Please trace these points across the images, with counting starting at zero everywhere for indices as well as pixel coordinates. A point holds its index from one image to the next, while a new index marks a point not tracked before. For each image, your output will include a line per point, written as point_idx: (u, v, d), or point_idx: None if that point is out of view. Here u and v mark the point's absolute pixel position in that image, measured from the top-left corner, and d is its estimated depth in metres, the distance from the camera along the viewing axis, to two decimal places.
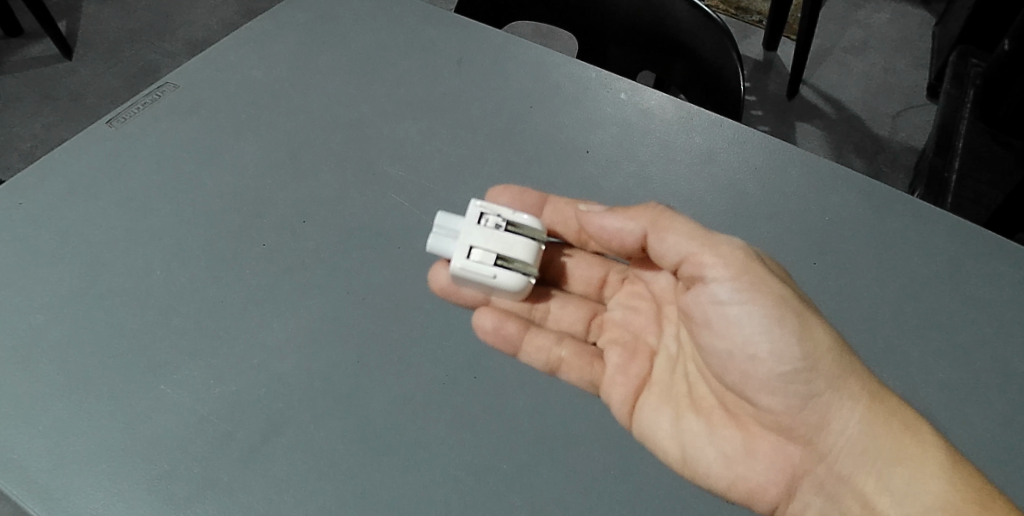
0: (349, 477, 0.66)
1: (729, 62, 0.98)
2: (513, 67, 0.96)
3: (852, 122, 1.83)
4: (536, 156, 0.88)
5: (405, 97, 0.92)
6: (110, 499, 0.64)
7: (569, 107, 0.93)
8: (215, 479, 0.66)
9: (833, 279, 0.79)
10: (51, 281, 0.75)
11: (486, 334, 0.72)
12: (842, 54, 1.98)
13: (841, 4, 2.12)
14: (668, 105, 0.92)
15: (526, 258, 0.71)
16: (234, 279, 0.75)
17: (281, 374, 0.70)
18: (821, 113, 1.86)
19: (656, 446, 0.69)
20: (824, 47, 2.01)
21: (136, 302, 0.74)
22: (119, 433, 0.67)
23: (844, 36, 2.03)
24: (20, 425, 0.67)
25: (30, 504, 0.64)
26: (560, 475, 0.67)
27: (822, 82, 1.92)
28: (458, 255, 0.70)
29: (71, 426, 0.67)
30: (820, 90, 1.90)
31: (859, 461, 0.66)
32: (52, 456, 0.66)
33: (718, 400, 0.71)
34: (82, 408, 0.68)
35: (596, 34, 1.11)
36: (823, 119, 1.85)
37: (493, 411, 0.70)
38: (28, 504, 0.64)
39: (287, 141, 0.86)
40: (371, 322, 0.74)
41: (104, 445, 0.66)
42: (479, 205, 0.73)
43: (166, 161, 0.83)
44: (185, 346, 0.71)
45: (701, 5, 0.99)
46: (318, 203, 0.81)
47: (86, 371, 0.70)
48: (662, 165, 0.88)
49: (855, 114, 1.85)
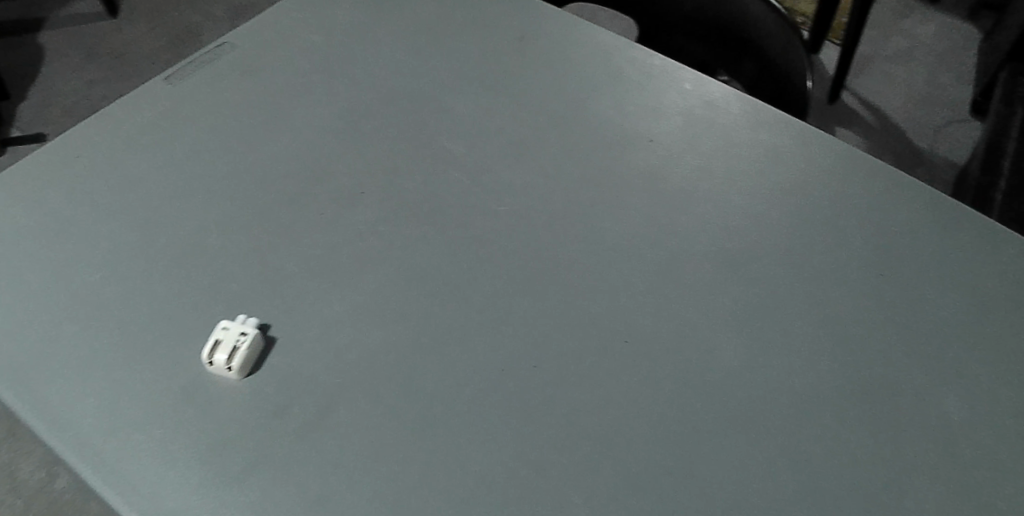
0: (411, 461, 0.60)
1: (798, 62, 0.94)
2: (576, 52, 0.93)
3: (892, 132, 1.79)
4: (598, 143, 0.85)
5: (466, 72, 0.89)
6: (157, 466, 0.57)
7: (632, 93, 0.90)
8: (268, 453, 0.58)
9: (904, 289, 0.75)
10: (98, 228, 0.71)
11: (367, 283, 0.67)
12: (883, 63, 1.95)
13: (886, 14, 2.08)
14: (734, 103, 0.90)
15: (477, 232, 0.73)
16: (285, 244, 0.71)
17: (340, 347, 0.65)
18: (861, 119, 1.82)
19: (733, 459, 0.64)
20: (866, 56, 1.97)
21: (190, 263, 0.69)
22: (159, 384, 0.61)
23: (887, 45, 2.00)
24: (56, 370, 0.62)
25: (77, 468, 0.57)
26: (634, 477, 0.62)
27: (864, 89, 1.89)
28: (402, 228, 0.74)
29: (113, 377, 0.61)
30: (860, 97, 1.87)
31: (944, 482, 0.63)
32: (88, 404, 0.60)
33: (777, 419, 0.66)
34: (123, 356, 0.63)
35: (661, 27, 1.09)
36: (862, 125, 1.81)
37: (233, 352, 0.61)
38: (76, 468, 0.57)
39: (347, 109, 0.83)
40: (433, 300, 0.69)
41: (142, 398, 0.60)
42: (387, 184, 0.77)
43: (224, 124, 0.80)
44: (239, 311, 0.66)
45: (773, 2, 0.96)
46: (375, 173, 0.78)
47: (133, 328, 0.64)
48: (727, 161, 0.85)
49: (895, 123, 1.81)
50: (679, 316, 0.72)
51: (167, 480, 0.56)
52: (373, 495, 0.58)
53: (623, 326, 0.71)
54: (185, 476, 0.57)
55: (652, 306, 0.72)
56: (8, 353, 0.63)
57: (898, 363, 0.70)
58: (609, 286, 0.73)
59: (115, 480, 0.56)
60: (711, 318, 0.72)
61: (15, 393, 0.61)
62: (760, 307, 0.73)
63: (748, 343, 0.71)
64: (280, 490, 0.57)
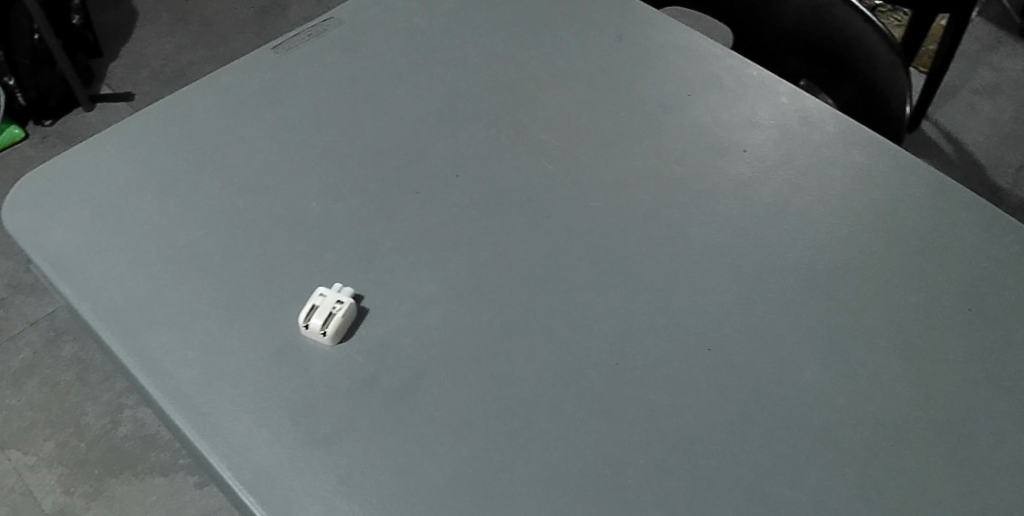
0: (493, 444, 0.60)
1: (898, 83, 0.91)
2: (673, 55, 0.92)
3: (971, 167, 1.73)
4: (692, 145, 0.84)
5: (563, 65, 0.89)
6: (250, 422, 0.58)
7: (727, 101, 0.89)
8: (355, 422, 0.59)
9: (1004, 325, 0.72)
10: (201, 184, 0.73)
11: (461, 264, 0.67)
12: (970, 94, 1.88)
13: (978, 43, 2.00)
14: (830, 121, 0.88)
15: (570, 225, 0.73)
16: (378, 216, 0.72)
17: (426, 324, 0.65)
18: (940, 150, 1.76)
19: (814, 479, 0.62)
20: (951, 86, 1.90)
21: (288, 228, 0.70)
22: (252, 341, 0.62)
23: (976, 76, 1.93)
24: (156, 317, 0.64)
25: (173, 416, 0.59)
26: (715, 486, 0.61)
27: (946, 120, 1.83)
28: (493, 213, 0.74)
29: (209, 330, 0.63)
30: (941, 127, 1.81)
31: None
32: (185, 352, 0.62)
33: (865, 444, 0.64)
34: (219, 311, 0.64)
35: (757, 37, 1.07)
36: (941, 157, 1.75)
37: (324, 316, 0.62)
38: (172, 415, 0.59)
39: (445, 91, 0.84)
40: (520, 289, 0.69)
41: (235, 353, 0.62)
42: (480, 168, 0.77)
43: (327, 96, 0.82)
44: (331, 279, 0.67)
45: (876, 21, 0.94)
46: (469, 156, 0.78)
47: (232, 286, 0.66)
48: (820, 178, 0.83)
49: (976, 158, 1.75)
50: (765, 330, 0.70)
51: (254, 435, 0.58)
52: (454, 474, 0.58)
53: (708, 334, 0.70)
54: (271, 434, 0.58)
55: (738, 316, 0.71)
56: (114, 300, 0.65)
57: (992, 401, 0.67)
58: (696, 292, 0.72)
59: (208, 430, 0.58)
60: (799, 335, 0.70)
61: (118, 339, 0.63)
62: (851, 330, 0.71)
63: (836, 364, 0.69)
64: (365, 459, 0.58)
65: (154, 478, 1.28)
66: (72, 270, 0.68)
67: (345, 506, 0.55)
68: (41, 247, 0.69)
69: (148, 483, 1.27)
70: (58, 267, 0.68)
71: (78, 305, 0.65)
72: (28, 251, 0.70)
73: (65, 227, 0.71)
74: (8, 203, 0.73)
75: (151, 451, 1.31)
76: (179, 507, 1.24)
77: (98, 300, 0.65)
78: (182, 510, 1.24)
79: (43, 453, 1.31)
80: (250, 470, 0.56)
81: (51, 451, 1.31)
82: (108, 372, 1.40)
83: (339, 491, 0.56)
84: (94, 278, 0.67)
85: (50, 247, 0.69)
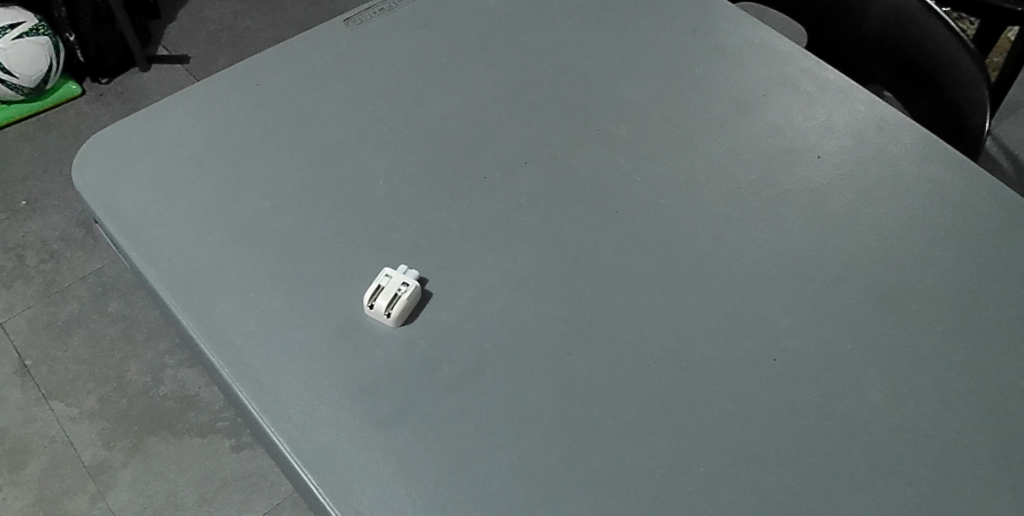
0: (553, 441, 0.59)
1: (982, 99, 0.86)
2: (749, 53, 0.89)
3: None
4: (764, 149, 0.81)
5: (636, 57, 0.87)
6: (311, 399, 0.58)
7: (803, 104, 0.85)
8: (416, 407, 0.59)
9: None
10: (270, 156, 0.73)
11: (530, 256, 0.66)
12: None
13: None
14: (903, 132, 0.83)
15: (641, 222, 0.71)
16: (445, 201, 0.71)
17: (489, 314, 0.65)
18: (1000, 167, 1.70)
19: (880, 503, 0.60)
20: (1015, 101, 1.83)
21: (356, 205, 0.69)
22: (317, 319, 0.62)
23: None
24: (221, 288, 0.64)
25: (235, 387, 0.59)
26: (777, 501, 0.59)
27: (1009, 135, 1.76)
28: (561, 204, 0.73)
29: (274, 305, 0.63)
30: (1003, 143, 1.74)
31: None
32: (249, 325, 0.62)
33: (934, 471, 0.62)
34: (285, 286, 0.64)
35: (828, 42, 1.03)
36: (1000, 174, 1.69)
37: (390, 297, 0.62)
38: (234, 388, 0.59)
39: (517, 76, 0.82)
40: (585, 283, 0.68)
41: (300, 330, 0.61)
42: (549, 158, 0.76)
43: (397, 74, 0.81)
44: (396, 261, 0.66)
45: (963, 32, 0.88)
46: (538, 144, 0.77)
47: (297, 261, 0.65)
48: (896, 191, 0.79)
49: None
50: (834, 344, 0.68)
51: (317, 415, 0.58)
52: (513, 467, 0.57)
53: (776, 344, 0.67)
54: (333, 414, 0.58)
55: (807, 328, 0.69)
56: (180, 267, 0.65)
57: None
58: (764, 299, 0.70)
59: (270, 405, 0.58)
60: (870, 352, 0.68)
61: (182, 305, 0.63)
62: (923, 350, 0.68)
63: (906, 385, 0.66)
64: (425, 446, 0.57)
65: (191, 439, 1.29)
66: (138, 232, 0.67)
67: (404, 492, 0.55)
68: (109, 208, 0.69)
69: (185, 443, 1.28)
70: (125, 228, 0.68)
71: (143, 268, 0.65)
72: (95, 209, 0.70)
73: (133, 188, 0.70)
74: (78, 161, 0.72)
75: (189, 411, 1.32)
76: (214, 470, 1.26)
77: (164, 265, 0.65)
78: (216, 473, 1.26)
79: (85, 406, 1.32)
80: (310, 447, 0.56)
81: (92, 405, 1.32)
82: (151, 330, 1.40)
83: (398, 476, 0.56)
84: (160, 242, 0.67)
85: (117, 208, 0.69)
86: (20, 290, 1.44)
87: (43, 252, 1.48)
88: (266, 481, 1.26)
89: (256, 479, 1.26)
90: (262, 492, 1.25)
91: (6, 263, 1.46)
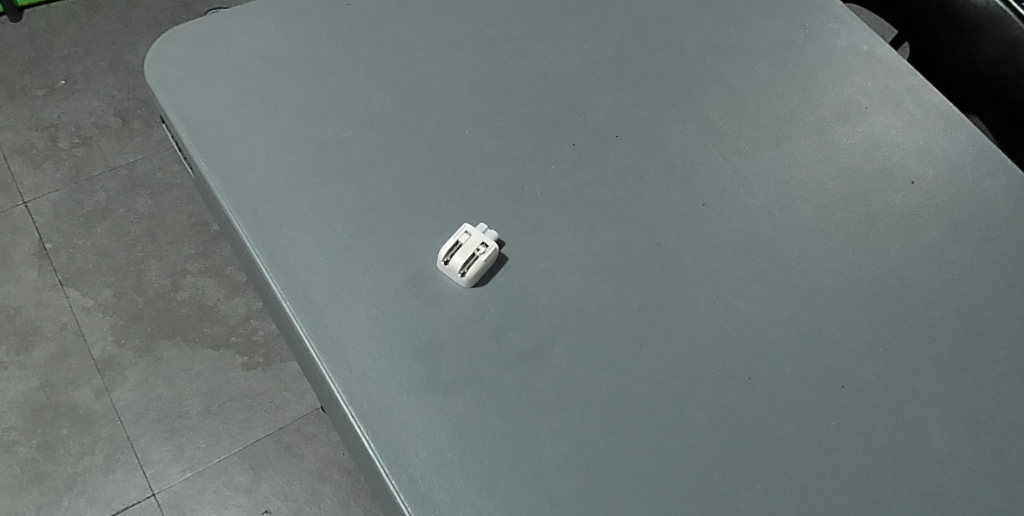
0: (611, 430, 0.58)
1: None
2: (855, 59, 0.82)
3: None
4: (859, 165, 0.76)
5: (744, 42, 0.81)
6: (374, 350, 0.58)
7: (904, 124, 0.79)
8: (480, 375, 0.58)
9: None
10: (356, 87, 0.69)
11: (610, 248, 0.66)
12: None
13: None
14: (1000, 173, 0.76)
15: (728, 224, 0.70)
16: (533, 167, 0.68)
17: (563, 294, 0.63)
18: None
19: None
20: None
21: (441, 157, 0.67)
22: (392, 270, 0.61)
23: None
24: (295, 219, 0.62)
25: (297, 324, 0.58)
26: None
27: None
28: (647, 190, 0.70)
29: (349, 248, 0.61)
30: None
31: None
32: (323, 264, 0.60)
33: None
34: (362, 229, 0.62)
35: (925, 62, 0.94)
36: None
37: (466, 252, 0.60)
38: (296, 325, 0.58)
39: (619, 42, 0.78)
40: (660, 274, 0.66)
41: (375, 279, 0.60)
42: (641, 138, 0.72)
43: (497, 23, 0.76)
44: (478, 221, 0.65)
45: None
46: (633, 121, 0.73)
47: (376, 206, 0.64)
48: (988, 231, 0.74)
49: None
50: (908, 377, 0.65)
51: (380, 368, 0.57)
52: (570, 452, 0.57)
53: (848, 369, 0.65)
54: (397, 370, 0.57)
55: (885, 358, 0.66)
56: (252, 188, 0.63)
57: None
58: (843, 321, 0.67)
59: (332, 351, 0.57)
60: (944, 391, 0.65)
61: (250, 232, 0.61)
62: (996, 398, 0.66)
63: (971, 431, 0.64)
64: (484, 416, 0.57)
65: (204, 350, 1.26)
66: (209, 143, 0.64)
67: (455, 459, 0.55)
68: (182, 111, 0.66)
69: (197, 353, 1.26)
70: (195, 136, 0.65)
71: (212, 184, 0.63)
72: (165, 109, 0.66)
73: (208, 94, 0.67)
74: (154, 55, 0.68)
75: (205, 322, 1.28)
76: (223, 384, 1.24)
77: (233, 183, 0.63)
78: (225, 388, 1.24)
79: (100, 299, 1.28)
80: (366, 399, 0.56)
81: (107, 298, 1.28)
82: (177, 234, 1.35)
83: (452, 442, 0.56)
84: (231, 158, 0.64)
85: (189, 112, 0.66)
86: (49, 170, 1.38)
87: (76, 136, 1.41)
88: (272, 405, 1.24)
89: (262, 400, 1.24)
90: (266, 414, 1.24)
91: (37, 141, 1.40)
